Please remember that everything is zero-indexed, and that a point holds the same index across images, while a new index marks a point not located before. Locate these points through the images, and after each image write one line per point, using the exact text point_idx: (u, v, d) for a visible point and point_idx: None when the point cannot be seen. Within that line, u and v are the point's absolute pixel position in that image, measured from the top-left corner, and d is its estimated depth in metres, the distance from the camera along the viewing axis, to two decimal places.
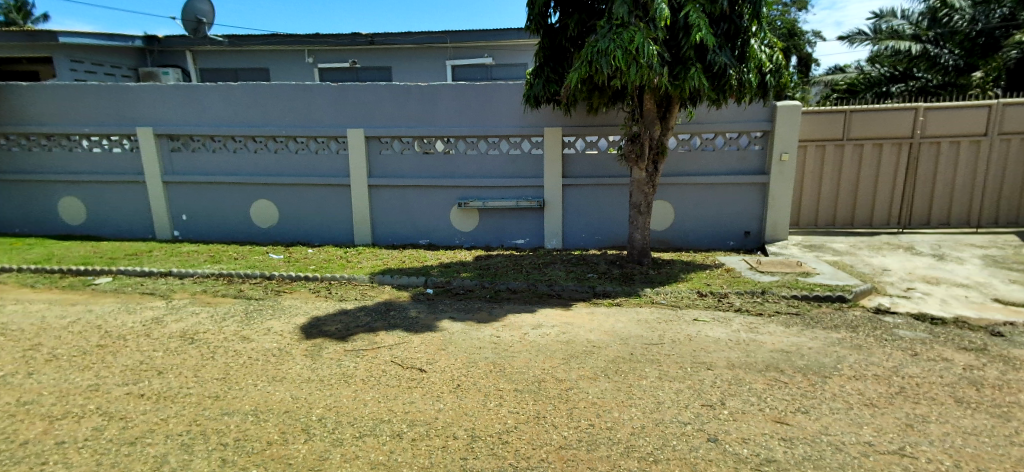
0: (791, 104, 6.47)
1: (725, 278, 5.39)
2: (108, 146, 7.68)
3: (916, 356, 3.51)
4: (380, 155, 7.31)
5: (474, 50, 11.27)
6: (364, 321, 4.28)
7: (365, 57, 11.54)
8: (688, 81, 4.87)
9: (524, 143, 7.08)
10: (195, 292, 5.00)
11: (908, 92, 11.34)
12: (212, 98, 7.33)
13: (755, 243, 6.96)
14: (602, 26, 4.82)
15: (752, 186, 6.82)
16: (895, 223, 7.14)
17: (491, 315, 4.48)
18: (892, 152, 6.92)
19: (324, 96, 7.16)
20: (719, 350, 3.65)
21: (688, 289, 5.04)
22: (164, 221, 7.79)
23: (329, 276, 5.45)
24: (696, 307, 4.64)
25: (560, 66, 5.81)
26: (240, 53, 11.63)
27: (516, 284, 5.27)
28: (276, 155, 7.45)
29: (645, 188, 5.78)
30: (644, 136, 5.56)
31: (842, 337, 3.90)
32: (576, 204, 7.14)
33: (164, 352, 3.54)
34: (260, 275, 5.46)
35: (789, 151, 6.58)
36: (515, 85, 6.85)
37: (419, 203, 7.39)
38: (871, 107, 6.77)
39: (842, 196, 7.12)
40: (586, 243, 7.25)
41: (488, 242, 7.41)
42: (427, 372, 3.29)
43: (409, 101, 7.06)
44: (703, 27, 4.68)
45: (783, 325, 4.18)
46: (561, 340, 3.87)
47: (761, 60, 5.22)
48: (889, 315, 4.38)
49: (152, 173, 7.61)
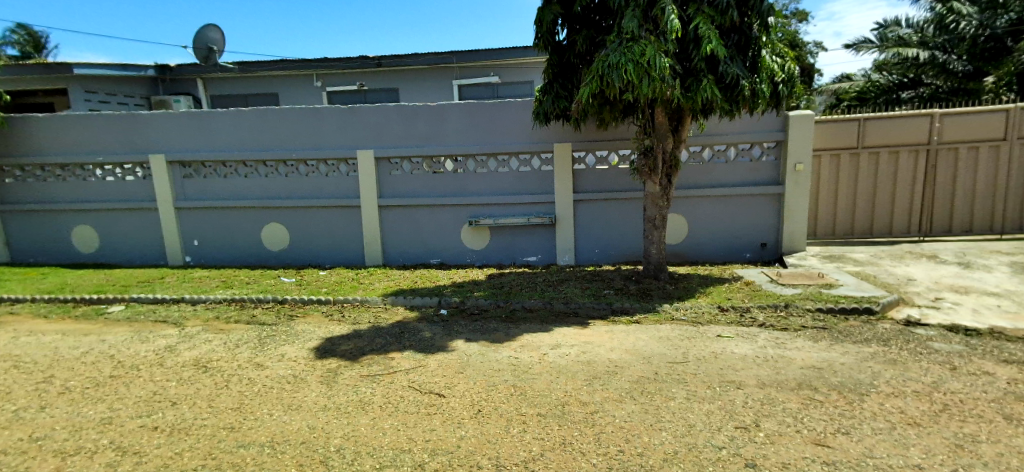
0: (803, 113, 6.40)
1: (745, 291, 5.24)
2: (121, 175, 7.73)
3: (955, 370, 3.37)
4: (389, 176, 7.31)
5: (480, 69, 11.37)
6: (380, 343, 4.19)
7: (373, 79, 11.66)
8: (700, 93, 4.81)
9: (533, 161, 7.07)
10: (208, 319, 4.93)
11: (918, 99, 11.87)
12: (223, 124, 7.39)
13: (772, 255, 6.84)
14: (612, 41, 4.79)
15: (765, 196, 6.72)
16: (916, 231, 6.97)
17: (507, 335, 4.37)
18: (908, 159, 6.80)
19: (335, 119, 7.19)
20: (747, 367, 3.52)
21: (709, 304, 4.90)
22: (176, 246, 7.77)
23: (342, 299, 5.37)
24: (718, 323, 4.50)
25: (569, 83, 5.82)
26: (250, 80, 11.83)
27: (532, 302, 5.16)
28: (287, 179, 7.48)
29: (660, 201, 5.68)
30: (657, 150, 5.50)
31: (874, 351, 3.76)
32: (589, 220, 7.07)
33: (177, 382, 3.47)
34: (272, 300, 5.39)
35: (804, 160, 6.49)
36: (523, 103, 6.85)
37: (429, 222, 7.35)
38: (885, 115, 6.69)
39: (860, 204, 6.97)
40: (599, 258, 7.16)
41: (500, 260, 7.34)
42: (446, 396, 3.19)
43: (419, 121, 7.08)
44: (714, 38, 4.64)
45: (811, 339, 4.04)
46: (582, 360, 3.75)
47: (773, 70, 5.16)
48: (921, 328, 4.24)
49: (164, 199, 7.64)
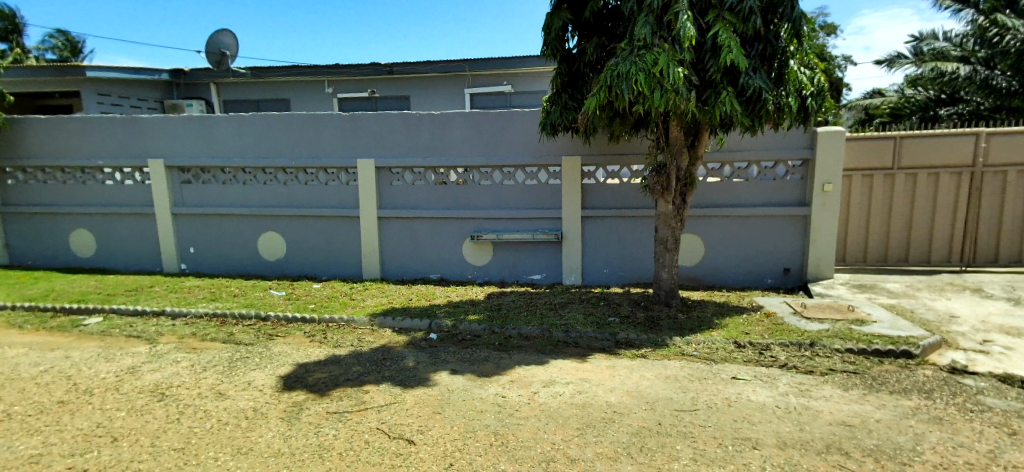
0: (834, 130, 5.91)
1: (765, 324, 4.75)
2: (120, 179, 7.59)
3: (1015, 436, 2.86)
4: (391, 186, 7.01)
5: (493, 78, 11.09)
6: (357, 372, 3.83)
7: (385, 86, 11.45)
8: (719, 107, 4.38)
9: (541, 174, 6.69)
10: (184, 335, 4.64)
11: (958, 117, 11.10)
12: (224, 129, 7.19)
13: (796, 282, 6.33)
14: (623, 48, 4.40)
15: (789, 218, 6.22)
16: (958, 260, 6.37)
17: (498, 367, 3.97)
18: (950, 181, 6.23)
19: (337, 126, 6.93)
20: (766, 421, 3.06)
21: (724, 339, 4.42)
22: (171, 253, 7.57)
23: (327, 318, 5.03)
24: (734, 361, 4.03)
25: (578, 93, 5.44)
26: (262, 85, 11.73)
27: (529, 329, 4.75)
28: (286, 187, 7.23)
29: (672, 222, 5.23)
30: (671, 167, 5.07)
31: (914, 406, 3.26)
32: (598, 238, 6.65)
33: (126, 412, 3.15)
34: (255, 317, 5.09)
35: (833, 180, 5.99)
36: (531, 113, 6.49)
37: (430, 236, 7.02)
38: (924, 134, 6.15)
39: (894, 229, 6.41)
40: (608, 279, 6.72)
41: (503, 277, 6.95)
42: (416, 444, 2.80)
43: (423, 130, 6.78)
44: (734, 47, 4.22)
45: (840, 387, 3.56)
46: (576, 402, 3.33)
47: (801, 82, 4.71)
48: (969, 377, 3.72)
49: (162, 204, 7.46)
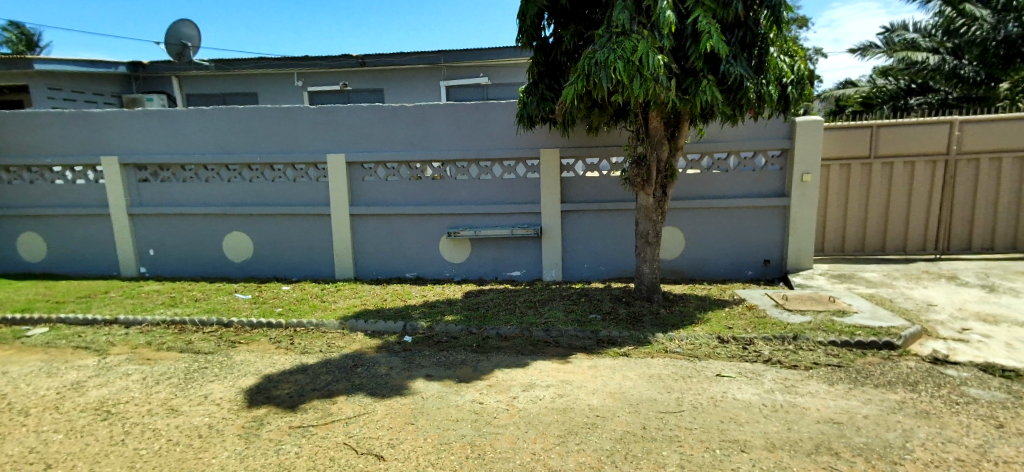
0: (812, 119, 5.86)
1: (748, 318, 4.67)
2: (72, 178, 7.14)
3: (1003, 429, 2.79)
4: (363, 182, 6.74)
5: (469, 70, 10.82)
6: (324, 381, 3.60)
7: (357, 79, 11.09)
8: (699, 96, 4.25)
9: (518, 167, 6.50)
10: (138, 345, 4.34)
11: (927, 105, 11.48)
12: (183, 124, 6.80)
13: (776, 273, 6.29)
14: (600, 35, 4.23)
15: (770, 209, 6.17)
16: (933, 248, 6.42)
17: (474, 371, 3.79)
18: (925, 170, 6.26)
19: (304, 120, 6.62)
20: (753, 420, 2.94)
21: (707, 334, 4.32)
22: (129, 256, 7.17)
23: (295, 322, 4.77)
24: (718, 357, 3.92)
25: (556, 83, 5.26)
26: (227, 78, 11.24)
27: (508, 329, 4.58)
28: (251, 184, 6.89)
29: (654, 215, 5.10)
30: (651, 159, 4.93)
31: (901, 399, 3.19)
32: (577, 232, 6.51)
33: (65, 434, 2.87)
34: (217, 323, 4.80)
35: (812, 170, 5.95)
36: (507, 105, 6.28)
37: (405, 233, 6.77)
38: (900, 122, 6.16)
39: (872, 218, 6.42)
40: (589, 274, 6.59)
41: (481, 274, 6.76)
42: (385, 460, 2.60)
43: (395, 123, 6.51)
44: (715, 34, 4.08)
45: (826, 382, 3.47)
46: (557, 407, 3.17)
47: (782, 70, 4.62)
48: (952, 367, 3.68)
49: (117, 204, 7.04)
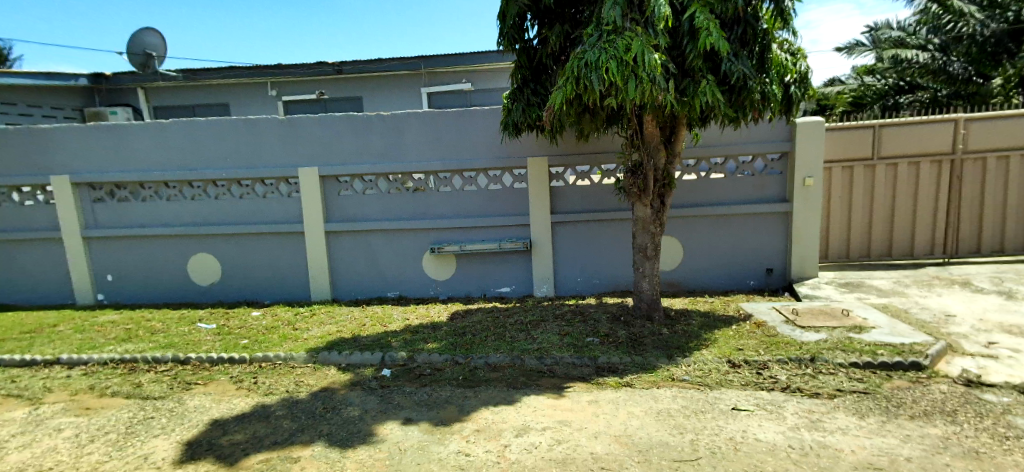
0: (814, 121, 5.54)
1: (758, 337, 4.29)
2: (20, 199, 6.60)
3: None
4: (338, 197, 6.28)
5: (450, 75, 10.42)
6: (287, 431, 3.13)
7: (334, 87, 10.61)
8: (699, 97, 3.88)
9: (504, 177, 6.09)
10: (78, 391, 3.84)
11: (917, 103, 11.13)
12: (140, 138, 6.29)
13: (780, 283, 5.94)
14: (590, 34, 3.85)
15: (770, 216, 5.83)
16: (941, 252, 6.13)
17: (460, 411, 3.35)
18: (930, 170, 5.97)
19: (271, 131, 6.15)
20: (781, 468, 2.54)
21: (717, 358, 3.93)
22: (85, 283, 6.62)
23: (261, 356, 4.30)
24: (731, 386, 3.53)
25: (542, 87, 4.87)
26: (196, 89, 10.71)
27: (497, 357, 4.15)
28: (217, 201, 6.39)
29: (651, 227, 4.71)
30: (648, 167, 4.55)
31: (943, 434, 2.81)
32: (569, 245, 6.11)
33: None
34: (172, 360, 4.31)
35: (814, 174, 5.62)
36: (490, 111, 5.88)
37: (384, 250, 6.32)
38: (903, 122, 5.87)
39: (877, 222, 6.11)
40: (582, 289, 6.19)
41: (468, 292, 6.33)
42: None
43: (371, 133, 6.07)
44: (714, 29, 3.71)
45: (854, 414, 3.09)
46: (555, 457, 2.74)
47: (785, 68, 4.27)
48: (990, 390, 3.32)
49: (71, 228, 6.50)
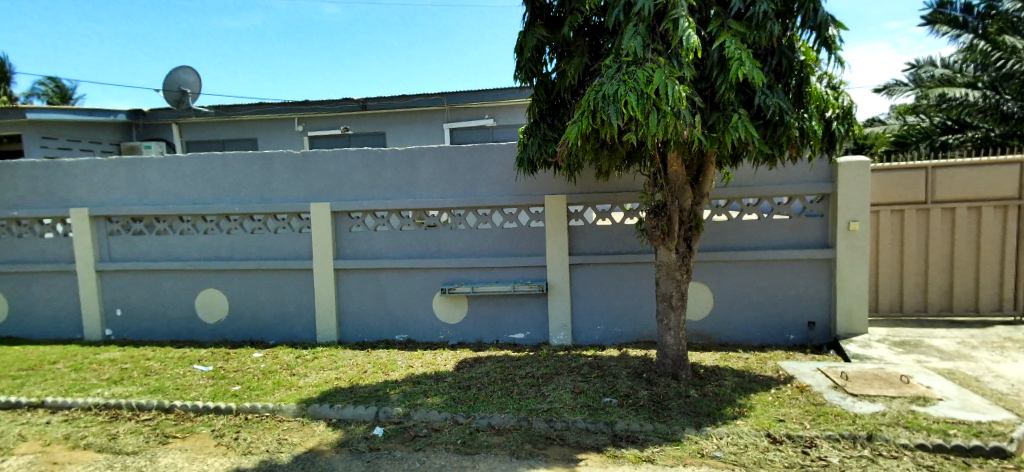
0: (860, 160, 5.05)
1: (802, 406, 3.73)
2: (40, 231, 6.63)
3: None
4: (349, 233, 6.07)
5: (474, 111, 10.33)
6: None
7: (358, 123, 10.65)
8: (730, 132, 3.50)
9: (520, 215, 5.78)
10: (52, 441, 3.58)
11: (969, 143, 10.35)
12: (158, 171, 6.27)
13: (823, 338, 5.35)
14: (609, 65, 3.55)
15: (811, 263, 5.30)
16: (1011, 308, 5.43)
17: None
18: (994, 216, 5.36)
19: (285, 165, 6.04)
20: None
21: (754, 431, 3.40)
22: (95, 317, 6.52)
23: (248, 407, 3.98)
24: (772, 469, 3.00)
25: (559, 122, 4.59)
26: (226, 124, 10.92)
27: (501, 418, 3.72)
28: (228, 236, 6.27)
29: (677, 274, 4.26)
30: (672, 208, 4.16)
31: None
32: (588, 289, 5.69)
33: None
34: (156, 408, 4.03)
35: (861, 218, 5.10)
36: (507, 146, 5.62)
37: (394, 290, 6.02)
38: (961, 162, 5.32)
39: (935, 272, 5.49)
40: (602, 337, 5.72)
41: (480, 337, 5.93)
42: None
43: (384, 168, 5.88)
44: (747, 60, 3.36)
45: None
46: None
47: (826, 102, 3.87)
48: None
49: (85, 260, 6.46)
